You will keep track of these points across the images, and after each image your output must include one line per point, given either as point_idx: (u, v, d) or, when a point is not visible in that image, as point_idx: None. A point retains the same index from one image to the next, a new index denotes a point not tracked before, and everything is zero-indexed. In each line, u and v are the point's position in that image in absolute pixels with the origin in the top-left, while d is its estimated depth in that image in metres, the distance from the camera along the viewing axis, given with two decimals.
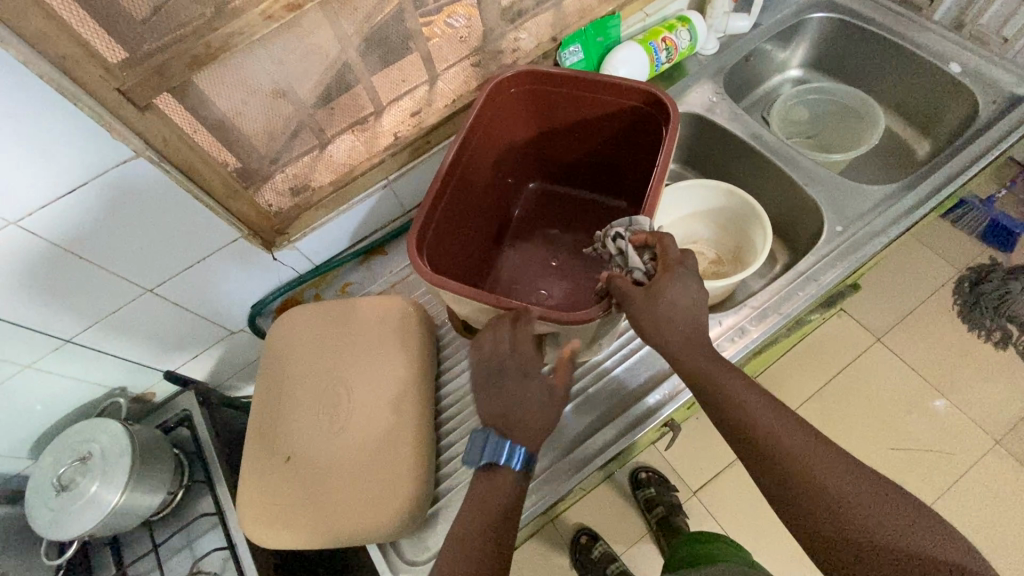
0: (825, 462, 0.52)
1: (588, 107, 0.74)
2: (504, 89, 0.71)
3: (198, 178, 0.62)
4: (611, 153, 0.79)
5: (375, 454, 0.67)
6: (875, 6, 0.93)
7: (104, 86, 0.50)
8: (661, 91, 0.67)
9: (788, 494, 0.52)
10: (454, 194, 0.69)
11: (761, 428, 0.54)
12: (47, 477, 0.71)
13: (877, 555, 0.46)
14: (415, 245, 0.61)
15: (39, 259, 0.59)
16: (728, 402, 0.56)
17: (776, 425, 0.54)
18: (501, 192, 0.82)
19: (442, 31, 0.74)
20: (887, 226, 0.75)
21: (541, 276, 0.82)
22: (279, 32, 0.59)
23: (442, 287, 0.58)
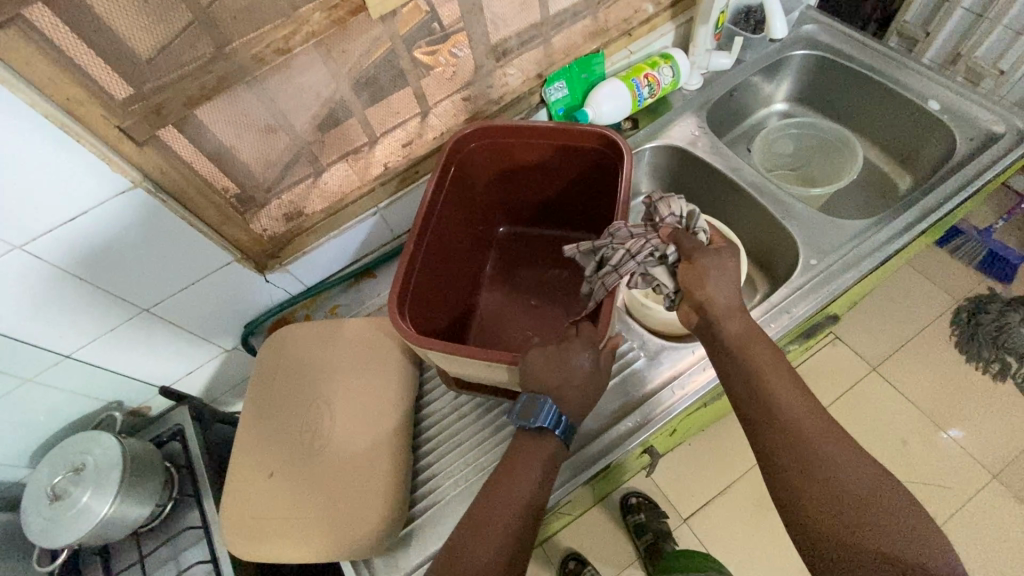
0: (797, 398, 0.55)
1: (547, 153, 0.77)
2: (466, 144, 0.75)
3: (194, 206, 0.66)
4: (574, 190, 0.82)
5: (353, 473, 0.68)
6: (856, 44, 0.96)
7: (105, 123, 0.54)
8: (615, 134, 0.71)
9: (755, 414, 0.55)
10: (430, 246, 0.72)
11: (788, 417, 0.53)
12: (42, 486, 0.74)
13: (820, 472, 0.50)
14: (395, 300, 0.64)
15: (40, 280, 0.62)
16: (763, 392, 0.55)
17: (773, 381, 0.56)
18: (474, 238, 0.85)
19: (446, 60, 0.78)
20: (862, 259, 0.77)
21: (525, 318, 0.83)
22: (272, 72, 0.63)
23: (428, 347, 0.60)
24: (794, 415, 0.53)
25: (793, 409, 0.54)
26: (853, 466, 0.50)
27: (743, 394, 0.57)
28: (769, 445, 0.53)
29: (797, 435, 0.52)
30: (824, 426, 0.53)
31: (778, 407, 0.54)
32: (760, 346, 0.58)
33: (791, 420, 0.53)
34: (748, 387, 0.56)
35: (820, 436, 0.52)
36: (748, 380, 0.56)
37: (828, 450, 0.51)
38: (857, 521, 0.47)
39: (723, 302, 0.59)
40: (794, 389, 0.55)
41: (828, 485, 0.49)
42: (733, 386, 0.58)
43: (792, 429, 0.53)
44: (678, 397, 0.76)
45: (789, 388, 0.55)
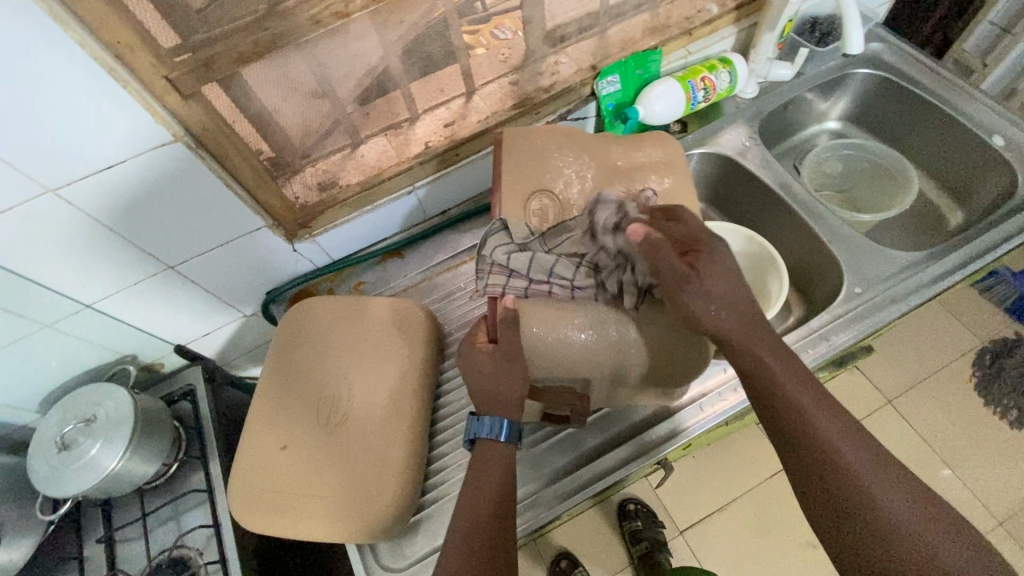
0: (843, 437, 0.52)
1: None
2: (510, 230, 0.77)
3: (232, 166, 0.64)
4: None
5: (365, 453, 0.66)
6: (922, 69, 0.92)
7: (154, 71, 0.52)
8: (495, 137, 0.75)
9: (801, 462, 0.53)
10: None
11: (847, 477, 0.50)
12: (50, 435, 0.73)
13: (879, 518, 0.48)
14: None
15: (70, 227, 0.61)
16: (808, 436, 0.52)
17: (816, 420, 0.53)
18: None
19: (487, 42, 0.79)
20: (907, 294, 0.74)
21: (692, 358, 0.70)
22: (326, 37, 0.61)
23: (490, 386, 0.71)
24: (847, 460, 0.51)
25: (854, 468, 0.51)
26: (918, 519, 0.48)
27: (795, 454, 0.53)
28: (828, 512, 0.51)
29: (862, 500, 0.49)
30: (887, 482, 0.50)
31: (834, 459, 0.51)
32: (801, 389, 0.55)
33: (841, 464, 0.51)
34: (800, 446, 0.53)
35: (885, 495, 0.49)
36: (801, 436, 0.53)
37: (896, 512, 0.48)
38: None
39: (719, 310, 0.56)
40: (834, 422, 0.53)
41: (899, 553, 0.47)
42: (781, 443, 0.55)
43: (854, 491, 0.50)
44: (704, 416, 0.73)
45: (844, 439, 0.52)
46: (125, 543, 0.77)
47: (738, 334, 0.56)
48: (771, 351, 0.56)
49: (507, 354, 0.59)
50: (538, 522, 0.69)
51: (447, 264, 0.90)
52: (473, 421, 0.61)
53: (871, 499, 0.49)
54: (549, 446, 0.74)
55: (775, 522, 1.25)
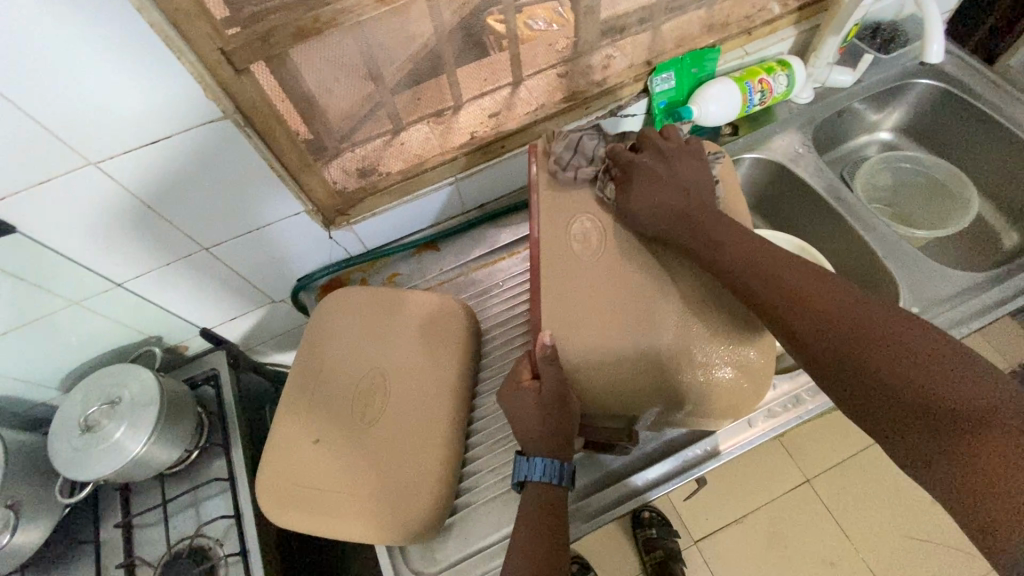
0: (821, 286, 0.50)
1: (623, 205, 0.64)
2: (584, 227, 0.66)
3: (277, 147, 0.61)
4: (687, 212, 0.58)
5: (399, 453, 0.64)
6: (983, 82, 0.89)
7: (209, 44, 0.49)
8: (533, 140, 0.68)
9: (792, 325, 0.50)
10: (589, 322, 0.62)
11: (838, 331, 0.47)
12: (73, 415, 0.70)
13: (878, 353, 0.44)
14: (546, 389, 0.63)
15: (108, 203, 0.58)
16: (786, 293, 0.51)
17: (787, 281, 0.51)
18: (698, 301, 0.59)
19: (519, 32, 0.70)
20: (967, 316, 0.72)
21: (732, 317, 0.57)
22: (382, 16, 0.58)
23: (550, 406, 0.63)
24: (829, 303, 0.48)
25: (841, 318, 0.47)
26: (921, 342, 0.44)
27: (785, 329, 0.50)
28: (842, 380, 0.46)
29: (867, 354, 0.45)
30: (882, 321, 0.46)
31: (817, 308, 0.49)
32: (763, 262, 0.53)
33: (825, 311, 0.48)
34: (783, 319, 0.50)
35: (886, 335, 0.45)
36: (782, 309, 0.50)
37: (911, 351, 0.43)
38: (973, 440, 0.39)
39: (652, 207, 0.58)
40: (808, 277, 0.51)
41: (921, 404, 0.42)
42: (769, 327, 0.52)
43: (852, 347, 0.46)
44: (753, 432, 0.68)
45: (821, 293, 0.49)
46: (142, 529, 0.75)
47: (676, 221, 0.58)
48: (720, 236, 0.56)
49: (557, 396, 0.55)
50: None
51: (483, 260, 0.87)
52: (522, 461, 0.57)
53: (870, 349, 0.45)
54: (585, 459, 0.69)
55: (792, 537, 1.23)
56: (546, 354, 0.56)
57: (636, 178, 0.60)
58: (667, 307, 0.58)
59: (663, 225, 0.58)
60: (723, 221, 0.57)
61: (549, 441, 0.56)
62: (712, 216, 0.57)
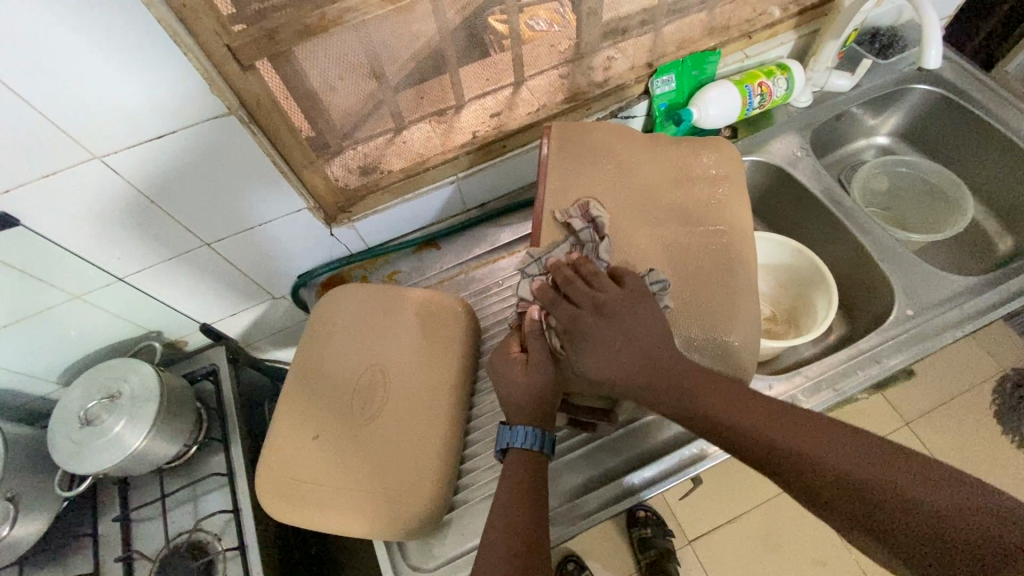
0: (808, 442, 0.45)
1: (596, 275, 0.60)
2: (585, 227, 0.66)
3: (280, 144, 0.62)
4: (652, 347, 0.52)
5: (397, 447, 0.64)
6: (981, 88, 0.90)
7: (216, 40, 0.49)
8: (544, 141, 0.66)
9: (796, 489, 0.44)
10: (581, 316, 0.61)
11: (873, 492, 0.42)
12: (72, 409, 0.71)
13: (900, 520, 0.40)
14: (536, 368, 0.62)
15: (111, 197, 0.58)
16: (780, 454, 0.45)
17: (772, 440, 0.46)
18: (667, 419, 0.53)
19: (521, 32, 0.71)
20: (962, 319, 0.73)
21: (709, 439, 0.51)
22: (388, 15, 0.58)
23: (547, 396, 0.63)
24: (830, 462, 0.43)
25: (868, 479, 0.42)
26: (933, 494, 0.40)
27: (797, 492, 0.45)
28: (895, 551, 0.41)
29: (917, 530, 0.39)
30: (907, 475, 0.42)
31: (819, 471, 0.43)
32: (762, 414, 0.48)
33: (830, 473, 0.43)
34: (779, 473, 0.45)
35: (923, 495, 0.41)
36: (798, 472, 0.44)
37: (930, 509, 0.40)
38: None
39: (607, 363, 0.51)
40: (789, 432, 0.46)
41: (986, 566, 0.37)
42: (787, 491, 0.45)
43: (896, 514, 0.40)
44: None
45: (840, 451, 0.44)
46: (140, 523, 0.75)
47: (654, 387, 0.50)
48: (708, 400, 0.49)
49: (548, 366, 0.55)
50: (559, 537, 0.66)
51: (483, 259, 0.87)
52: (505, 429, 0.55)
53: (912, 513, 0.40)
54: (581, 456, 0.69)
55: (786, 537, 1.24)
56: (535, 328, 0.56)
57: (587, 340, 0.52)
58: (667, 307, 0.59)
59: (639, 392, 0.51)
60: (700, 372, 0.51)
61: (538, 412, 0.55)
62: (690, 373, 0.51)
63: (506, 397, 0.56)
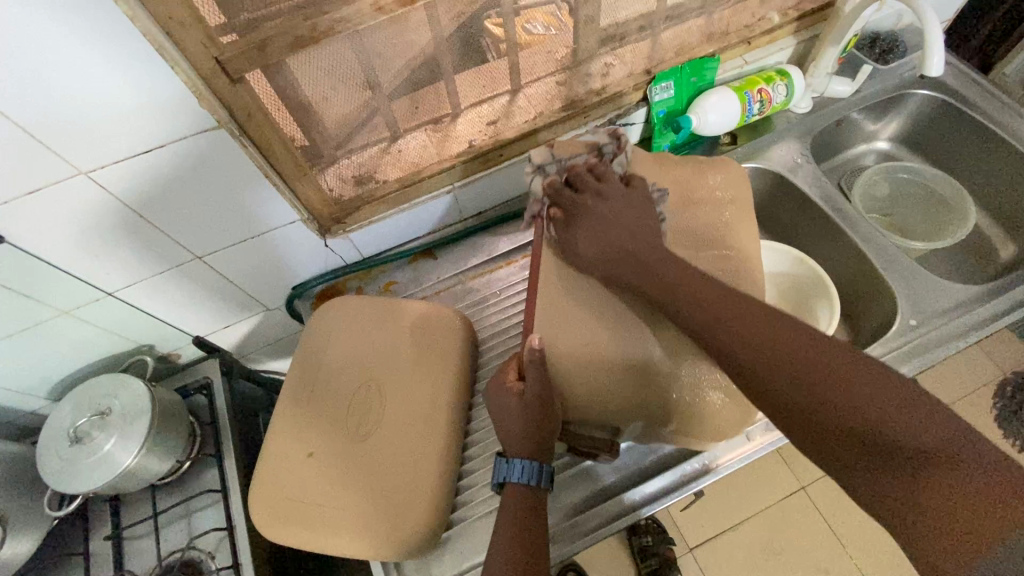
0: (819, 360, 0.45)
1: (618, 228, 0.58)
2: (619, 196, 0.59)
3: (272, 155, 0.60)
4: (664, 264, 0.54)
5: (393, 465, 0.63)
6: (982, 94, 0.89)
7: (204, 53, 0.48)
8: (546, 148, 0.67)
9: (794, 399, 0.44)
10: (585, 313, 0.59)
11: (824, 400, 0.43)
12: (62, 426, 0.69)
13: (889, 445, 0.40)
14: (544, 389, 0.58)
15: (100, 212, 0.57)
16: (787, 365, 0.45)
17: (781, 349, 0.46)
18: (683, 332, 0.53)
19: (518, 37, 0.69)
20: (966, 329, 0.72)
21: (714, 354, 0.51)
22: (381, 25, 0.57)
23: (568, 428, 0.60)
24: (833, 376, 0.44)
25: (825, 386, 0.43)
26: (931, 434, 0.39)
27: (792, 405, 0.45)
28: (825, 456, 0.43)
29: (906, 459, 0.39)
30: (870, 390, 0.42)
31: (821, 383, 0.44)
32: (736, 312, 0.49)
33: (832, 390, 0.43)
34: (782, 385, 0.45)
35: (887, 411, 0.41)
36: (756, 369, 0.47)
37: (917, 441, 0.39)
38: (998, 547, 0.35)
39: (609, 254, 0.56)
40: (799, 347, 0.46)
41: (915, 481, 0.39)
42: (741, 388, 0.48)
43: (851, 423, 0.42)
44: (751, 447, 0.67)
45: (835, 367, 0.44)
46: (132, 541, 0.74)
47: (624, 260, 0.56)
48: (674, 278, 0.53)
49: (546, 398, 0.54)
50: (561, 554, 0.65)
51: (481, 268, 0.86)
52: (500, 462, 0.56)
53: (861, 423, 0.41)
54: (583, 472, 0.69)
55: (787, 544, 1.23)
56: (535, 357, 0.55)
57: (594, 229, 0.57)
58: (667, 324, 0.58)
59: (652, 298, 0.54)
60: (688, 271, 0.54)
61: (535, 446, 0.55)
62: (658, 254, 0.55)
63: (503, 428, 0.56)
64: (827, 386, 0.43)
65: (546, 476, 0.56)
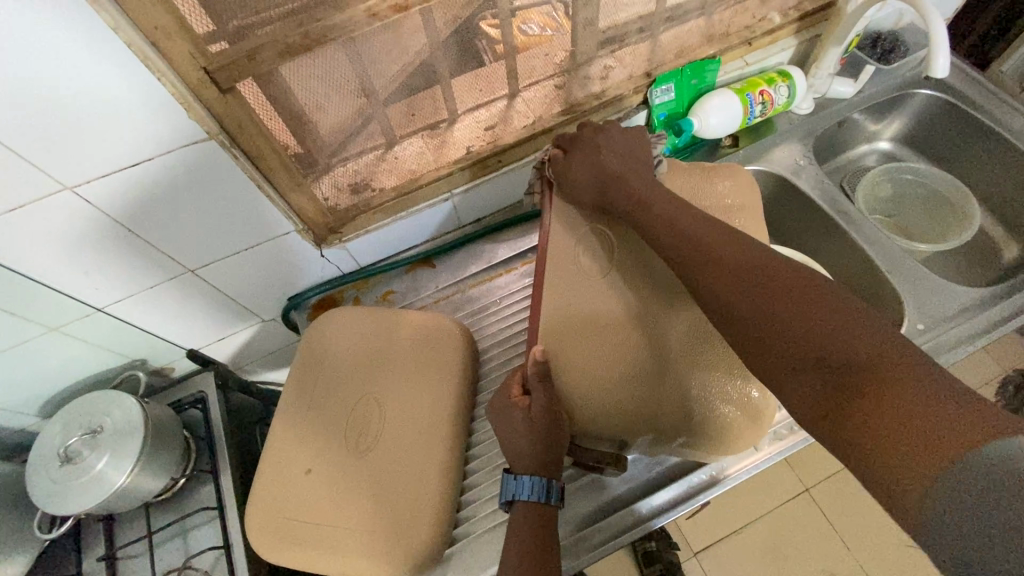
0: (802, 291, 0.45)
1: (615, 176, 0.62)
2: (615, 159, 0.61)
3: (265, 165, 0.59)
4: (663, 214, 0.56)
5: (393, 482, 0.62)
6: (985, 94, 0.88)
7: (191, 63, 0.46)
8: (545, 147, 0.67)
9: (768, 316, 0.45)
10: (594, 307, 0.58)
11: (785, 322, 0.44)
12: (52, 446, 0.67)
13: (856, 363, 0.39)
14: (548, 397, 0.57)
15: (87, 227, 0.55)
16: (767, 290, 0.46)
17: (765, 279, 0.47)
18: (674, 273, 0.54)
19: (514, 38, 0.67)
20: (974, 334, 0.71)
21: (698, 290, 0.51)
22: (375, 31, 0.55)
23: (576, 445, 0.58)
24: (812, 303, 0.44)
25: (793, 309, 0.44)
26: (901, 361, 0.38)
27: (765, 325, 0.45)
28: (787, 376, 0.43)
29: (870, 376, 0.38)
30: (831, 311, 0.42)
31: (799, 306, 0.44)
32: (719, 249, 0.51)
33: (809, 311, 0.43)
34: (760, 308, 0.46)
35: (859, 335, 0.40)
36: (718, 302, 0.49)
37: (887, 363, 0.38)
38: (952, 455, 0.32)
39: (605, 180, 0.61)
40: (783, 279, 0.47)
41: (865, 391, 0.38)
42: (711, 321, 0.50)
43: (820, 341, 0.41)
44: (758, 457, 0.66)
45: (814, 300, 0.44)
46: (127, 561, 0.72)
47: (611, 180, 0.60)
48: (656, 202, 0.57)
49: (552, 415, 0.54)
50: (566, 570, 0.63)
51: (480, 276, 0.85)
52: (507, 479, 0.54)
53: (822, 341, 0.41)
54: (589, 486, 0.67)
55: (792, 548, 1.22)
56: (539, 370, 0.54)
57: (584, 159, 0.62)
58: (673, 335, 0.57)
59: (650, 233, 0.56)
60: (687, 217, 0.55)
61: (542, 460, 0.54)
62: (642, 185, 0.60)
63: (508, 442, 0.55)
64: (801, 313, 0.43)
65: (555, 493, 0.54)
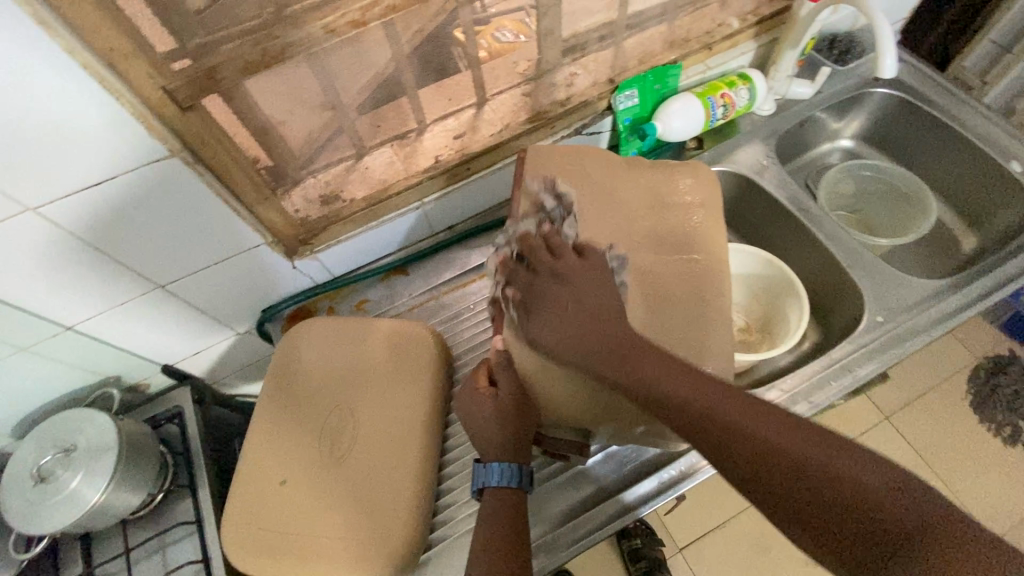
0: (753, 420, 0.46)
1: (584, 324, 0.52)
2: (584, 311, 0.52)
3: (231, 181, 0.59)
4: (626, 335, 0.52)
5: (367, 488, 0.62)
6: (938, 90, 0.91)
7: (150, 83, 0.47)
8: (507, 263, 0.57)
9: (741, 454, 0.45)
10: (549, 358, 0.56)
11: (756, 458, 0.45)
12: (25, 467, 0.67)
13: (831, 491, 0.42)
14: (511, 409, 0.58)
15: (52, 248, 0.56)
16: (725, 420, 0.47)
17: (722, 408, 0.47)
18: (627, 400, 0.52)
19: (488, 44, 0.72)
20: (931, 325, 0.73)
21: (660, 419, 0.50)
22: (336, 47, 0.56)
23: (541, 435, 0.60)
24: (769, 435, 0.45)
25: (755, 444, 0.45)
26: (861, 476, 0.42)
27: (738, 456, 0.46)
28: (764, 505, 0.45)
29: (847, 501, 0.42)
30: (830, 451, 0.44)
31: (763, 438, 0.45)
32: (671, 375, 0.50)
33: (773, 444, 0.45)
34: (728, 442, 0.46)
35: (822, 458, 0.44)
36: (740, 452, 0.46)
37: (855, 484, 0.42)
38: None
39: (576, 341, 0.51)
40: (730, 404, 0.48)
41: (865, 529, 0.41)
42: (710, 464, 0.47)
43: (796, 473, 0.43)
44: None
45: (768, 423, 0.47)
46: None
47: (594, 345, 0.51)
48: (626, 349, 0.51)
49: (514, 402, 0.56)
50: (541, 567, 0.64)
51: (454, 283, 0.86)
52: (478, 467, 0.57)
53: (796, 473, 0.43)
54: (563, 483, 0.68)
55: (775, 539, 1.24)
56: (501, 359, 0.55)
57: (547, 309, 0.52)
58: None
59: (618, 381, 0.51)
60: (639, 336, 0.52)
61: (509, 446, 0.55)
62: (623, 333, 0.51)
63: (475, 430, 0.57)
64: (766, 447, 0.45)
65: (526, 476, 0.56)
